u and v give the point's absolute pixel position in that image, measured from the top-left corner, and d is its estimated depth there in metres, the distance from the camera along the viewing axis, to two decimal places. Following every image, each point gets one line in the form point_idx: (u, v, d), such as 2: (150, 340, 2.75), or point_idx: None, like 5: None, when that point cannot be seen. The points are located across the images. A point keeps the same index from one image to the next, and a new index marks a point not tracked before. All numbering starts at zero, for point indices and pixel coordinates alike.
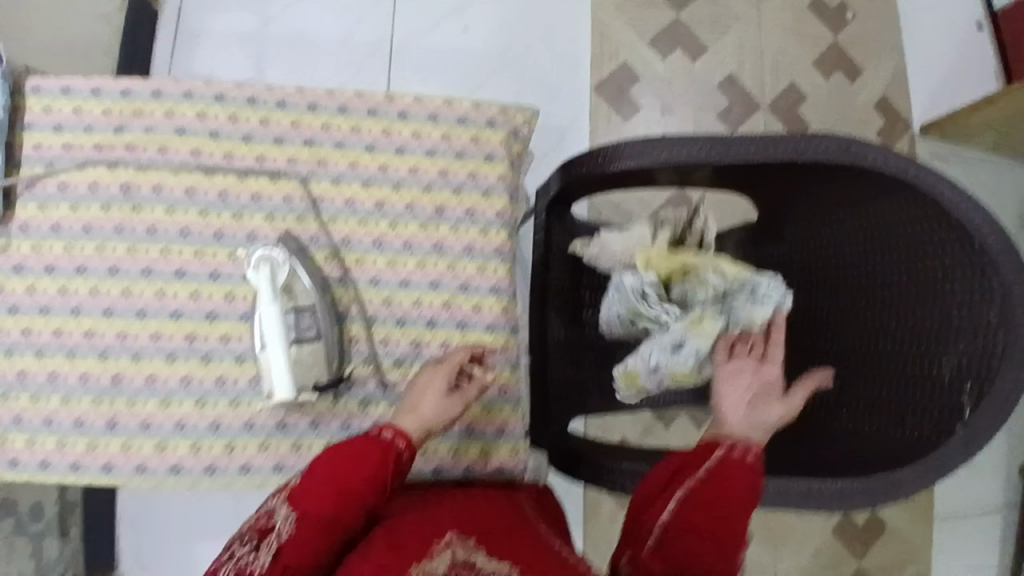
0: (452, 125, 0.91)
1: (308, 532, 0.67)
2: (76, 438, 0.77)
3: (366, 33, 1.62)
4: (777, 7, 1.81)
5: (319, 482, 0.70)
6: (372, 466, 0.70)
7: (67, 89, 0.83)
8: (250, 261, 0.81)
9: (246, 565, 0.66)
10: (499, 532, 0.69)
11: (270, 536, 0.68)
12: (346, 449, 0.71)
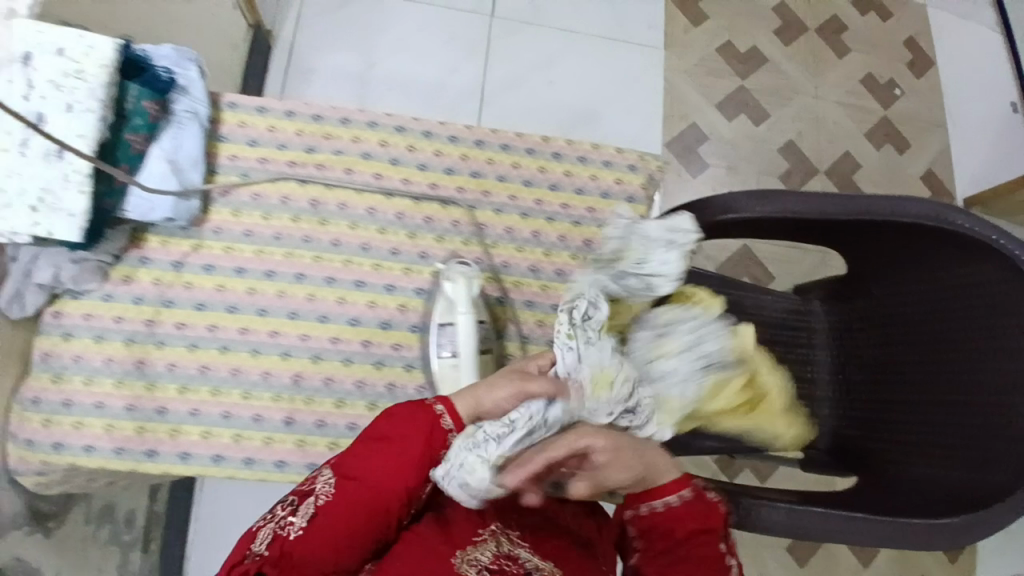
0: (599, 167, 0.98)
1: (352, 497, 0.63)
2: (253, 433, 0.83)
3: (461, 80, 1.73)
4: (833, 83, 1.96)
5: (368, 443, 0.66)
6: (428, 436, 0.66)
7: (262, 108, 0.91)
8: (448, 275, 0.87)
9: (283, 526, 0.61)
10: (539, 533, 0.69)
11: (310, 498, 0.63)
12: (403, 413, 0.68)
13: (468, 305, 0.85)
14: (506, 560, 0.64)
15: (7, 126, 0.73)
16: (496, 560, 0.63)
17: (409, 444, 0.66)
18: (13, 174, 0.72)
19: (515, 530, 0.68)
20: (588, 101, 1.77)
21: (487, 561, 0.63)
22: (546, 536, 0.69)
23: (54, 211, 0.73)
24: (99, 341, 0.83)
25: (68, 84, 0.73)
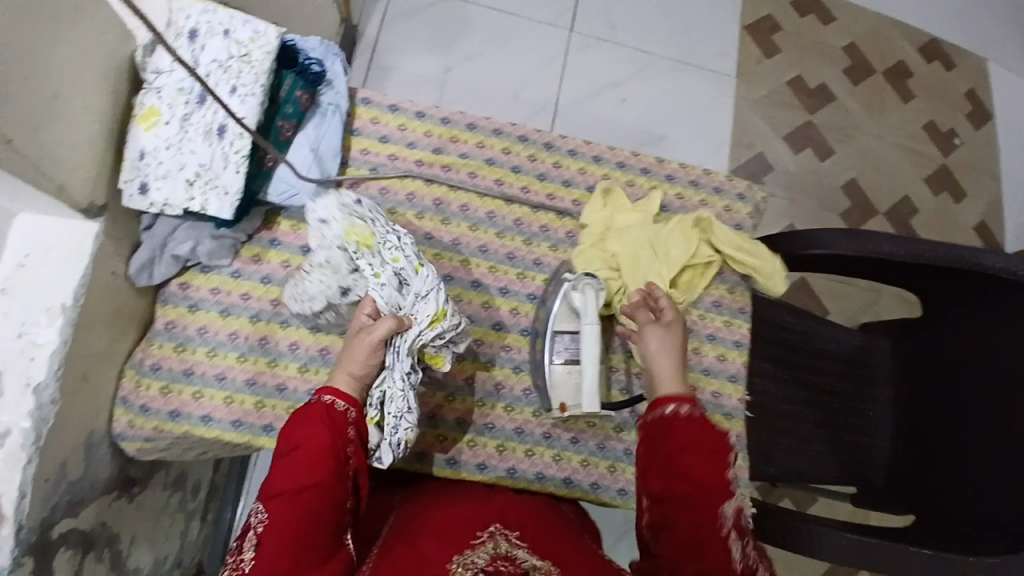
0: (710, 193, 1.02)
1: (285, 509, 0.66)
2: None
3: (534, 92, 1.69)
4: (894, 124, 1.92)
5: (280, 462, 0.70)
6: (326, 421, 0.73)
7: (395, 107, 0.98)
8: (576, 285, 0.87)
9: (236, 565, 0.64)
10: (532, 535, 0.72)
11: (250, 532, 0.66)
12: (293, 420, 0.73)
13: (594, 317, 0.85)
14: (502, 560, 0.64)
15: (170, 100, 0.75)
16: (491, 562, 0.63)
17: (311, 440, 0.71)
18: (174, 147, 0.75)
19: (510, 533, 0.71)
20: (659, 123, 1.73)
21: (483, 564, 0.63)
22: (538, 540, 0.71)
23: (210, 187, 0.77)
24: (224, 316, 0.88)
25: (234, 68, 0.77)
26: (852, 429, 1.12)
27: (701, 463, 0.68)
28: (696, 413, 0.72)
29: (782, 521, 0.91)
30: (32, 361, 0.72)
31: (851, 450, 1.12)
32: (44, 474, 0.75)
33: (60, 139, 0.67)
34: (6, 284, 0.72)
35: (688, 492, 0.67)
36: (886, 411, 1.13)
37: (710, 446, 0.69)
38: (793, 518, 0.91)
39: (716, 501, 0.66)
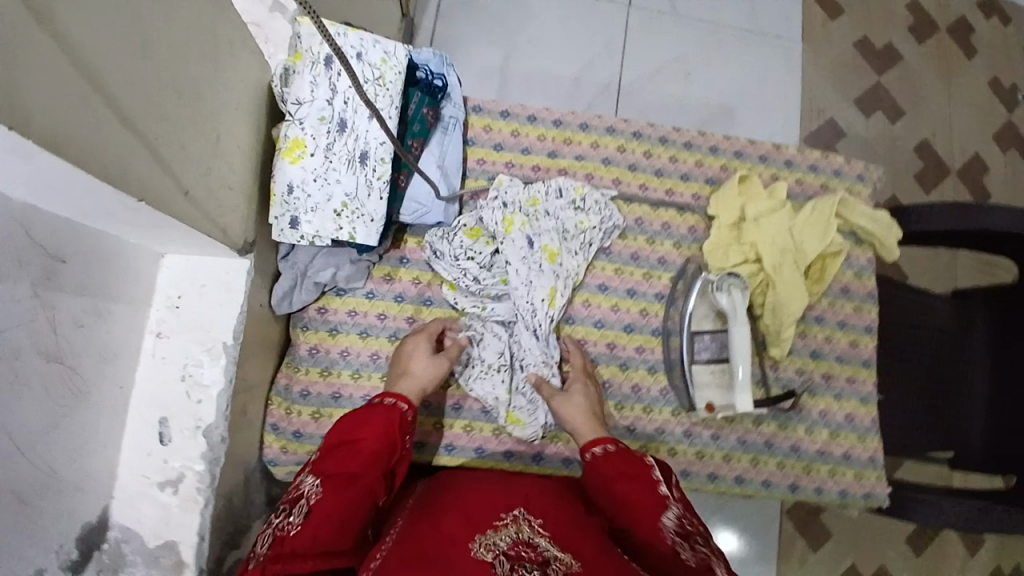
0: (830, 176, 1.02)
1: (338, 489, 0.65)
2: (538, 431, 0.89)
3: (596, 73, 1.64)
4: (966, 78, 1.82)
5: (334, 449, 0.69)
6: (389, 425, 0.71)
7: (507, 113, 0.96)
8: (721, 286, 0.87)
9: (282, 528, 0.62)
10: (557, 518, 0.68)
11: (300, 501, 0.64)
12: (352, 414, 0.72)
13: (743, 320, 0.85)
14: (525, 546, 0.62)
15: (313, 131, 0.75)
16: (513, 546, 0.61)
17: (370, 438, 0.70)
18: (321, 178, 0.75)
19: (535, 519, 0.67)
20: (726, 95, 1.68)
21: (506, 547, 0.62)
22: (564, 525, 0.67)
23: (357, 216, 0.76)
24: (364, 337, 0.88)
25: (371, 92, 0.76)
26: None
27: (629, 489, 0.71)
28: (626, 448, 0.75)
29: (898, 497, 0.88)
30: (198, 404, 0.75)
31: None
32: (217, 514, 0.77)
33: (223, 182, 0.67)
34: (165, 328, 0.75)
35: (625, 519, 0.70)
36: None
37: (624, 474, 0.72)
38: (908, 490, 0.87)
39: (652, 521, 0.68)
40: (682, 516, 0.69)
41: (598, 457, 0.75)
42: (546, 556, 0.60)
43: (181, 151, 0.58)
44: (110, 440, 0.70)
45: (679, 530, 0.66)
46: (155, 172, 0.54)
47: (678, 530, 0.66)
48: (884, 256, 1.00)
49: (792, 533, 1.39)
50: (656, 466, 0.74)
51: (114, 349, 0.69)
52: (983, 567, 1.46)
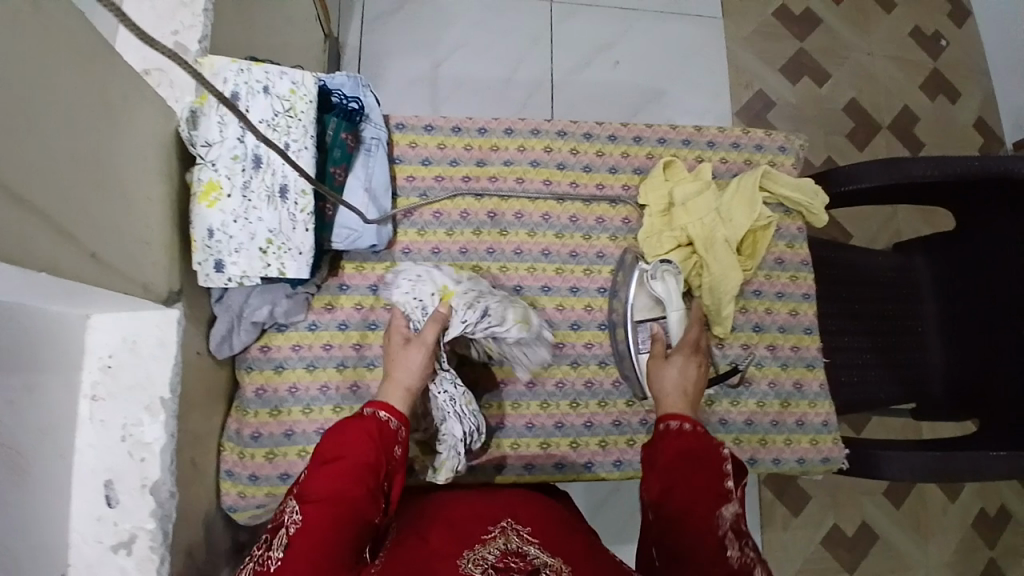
0: (753, 151, 1.04)
1: (318, 514, 0.64)
2: (499, 440, 0.89)
3: (527, 71, 1.64)
4: (883, 35, 1.87)
5: (316, 470, 0.67)
6: (370, 438, 0.69)
7: (430, 126, 0.96)
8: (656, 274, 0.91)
9: (263, 562, 0.63)
10: (545, 526, 0.69)
11: (282, 530, 0.64)
12: (333, 429, 0.70)
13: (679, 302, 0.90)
14: (513, 556, 0.62)
15: (227, 171, 0.74)
16: (502, 558, 0.62)
17: (351, 455, 0.68)
18: (242, 217, 0.74)
19: (523, 527, 0.68)
20: (655, 79, 1.70)
21: (494, 560, 0.62)
22: (552, 533, 0.68)
23: (284, 251, 0.75)
24: (311, 370, 0.87)
25: (282, 124, 0.75)
26: (904, 347, 1.12)
27: (688, 476, 0.71)
28: (697, 429, 0.75)
29: (860, 455, 0.96)
30: (143, 462, 0.73)
31: (907, 366, 1.12)
32: (177, 569, 0.75)
33: (139, 237, 0.65)
34: (100, 390, 0.73)
35: (674, 496, 0.71)
36: (933, 323, 1.13)
37: (686, 457, 0.73)
38: (874, 449, 0.95)
39: (708, 510, 0.69)
40: (738, 513, 0.71)
41: (671, 433, 0.75)
42: (536, 564, 0.61)
43: (87, 216, 0.56)
44: (56, 512, 0.68)
45: (733, 525, 0.69)
46: (58, 244, 0.52)
47: (731, 523, 0.69)
48: (815, 223, 1.03)
49: (771, 499, 1.44)
50: (728, 459, 0.74)
51: (47, 421, 0.67)
52: (955, 504, 1.53)
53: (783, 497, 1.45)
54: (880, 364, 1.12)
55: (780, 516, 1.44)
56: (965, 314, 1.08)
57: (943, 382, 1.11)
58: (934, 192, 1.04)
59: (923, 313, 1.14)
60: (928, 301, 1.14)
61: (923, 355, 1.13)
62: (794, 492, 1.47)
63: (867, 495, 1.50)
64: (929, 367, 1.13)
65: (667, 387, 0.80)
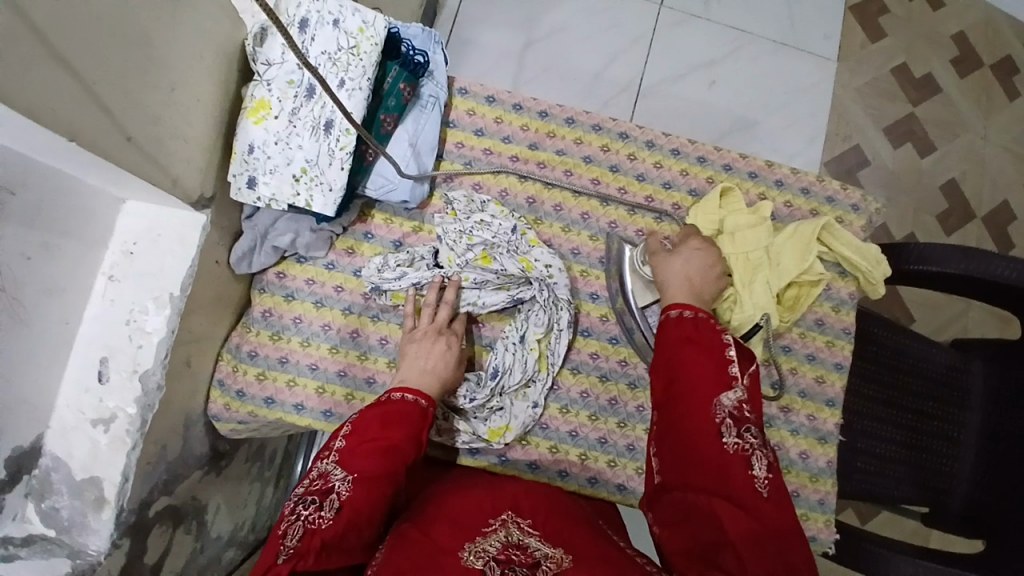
0: (822, 202, 0.97)
1: (366, 484, 0.66)
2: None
3: (617, 71, 1.60)
4: (1009, 119, 1.71)
5: (359, 445, 0.69)
6: (412, 424, 0.73)
7: (492, 98, 0.95)
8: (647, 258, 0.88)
9: (313, 521, 0.62)
10: (549, 517, 0.68)
11: (331, 495, 0.65)
12: (376, 411, 0.72)
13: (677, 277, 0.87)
14: (514, 548, 0.62)
15: (280, 93, 0.75)
16: (503, 550, 0.62)
17: (395, 434, 0.71)
18: (283, 141, 0.75)
19: (524, 520, 0.67)
20: (749, 108, 1.61)
21: (495, 552, 0.62)
22: (555, 519, 0.68)
23: (315, 183, 0.76)
24: (318, 307, 0.89)
25: (342, 61, 0.75)
26: (930, 450, 1.04)
27: (696, 357, 0.74)
28: (703, 317, 0.78)
29: (855, 546, 0.88)
30: (139, 348, 0.76)
31: (930, 471, 1.03)
32: (146, 458, 0.78)
33: (179, 133, 0.68)
34: (118, 271, 0.75)
35: (680, 381, 0.73)
36: (973, 436, 1.03)
37: (695, 340, 0.76)
38: (871, 543, 0.87)
39: (708, 399, 0.71)
40: (742, 401, 0.71)
41: (676, 319, 0.78)
42: (537, 557, 0.61)
43: (126, 96, 0.58)
44: (49, 373, 0.70)
45: (734, 412, 0.70)
46: (93, 116, 0.55)
47: (730, 410, 0.70)
48: (869, 293, 0.96)
49: None
50: (733, 346, 0.75)
51: (59, 283, 0.69)
52: None
53: None
54: (902, 462, 1.03)
55: None
56: (1006, 434, 0.98)
57: (962, 499, 1.01)
58: (1013, 296, 0.94)
59: (965, 421, 1.04)
60: (972, 412, 1.04)
61: (950, 466, 1.03)
62: None
63: None
64: (952, 479, 1.03)
65: (671, 273, 0.83)
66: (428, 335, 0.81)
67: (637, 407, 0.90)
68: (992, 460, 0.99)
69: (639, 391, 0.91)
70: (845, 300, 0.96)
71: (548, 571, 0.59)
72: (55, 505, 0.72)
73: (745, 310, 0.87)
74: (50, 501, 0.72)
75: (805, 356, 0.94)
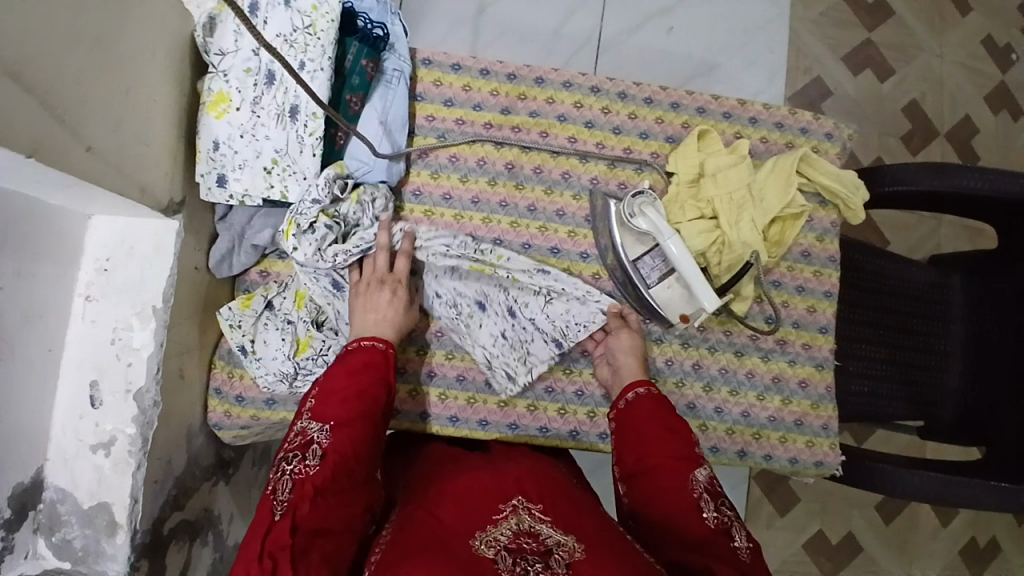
0: (796, 134, 0.98)
1: (347, 436, 0.65)
2: (486, 395, 0.88)
3: (573, 25, 1.56)
4: (959, 35, 1.73)
5: (329, 394, 0.69)
6: (375, 369, 0.72)
7: (458, 66, 0.92)
8: (632, 210, 0.84)
9: (300, 471, 0.62)
10: (556, 503, 0.67)
11: (311, 445, 0.64)
12: (341, 363, 0.71)
13: (669, 228, 0.83)
14: (525, 537, 0.61)
15: (238, 83, 0.73)
16: (515, 538, 0.61)
17: (361, 377, 0.70)
18: (249, 133, 0.73)
19: (534, 505, 0.66)
20: (708, 50, 1.60)
21: (506, 541, 0.60)
22: (562, 508, 0.67)
23: (289, 173, 0.75)
24: None
25: (300, 41, 0.73)
26: (920, 366, 1.06)
27: (662, 433, 0.73)
28: (657, 395, 0.78)
29: (855, 465, 0.93)
30: (129, 366, 0.74)
31: (919, 385, 1.06)
32: (153, 476, 0.76)
33: (138, 137, 0.65)
34: (94, 290, 0.73)
35: (647, 461, 0.72)
36: (958, 346, 1.06)
37: (657, 416, 0.75)
38: (870, 461, 0.91)
39: (681, 476, 0.69)
40: (710, 475, 0.71)
41: (635, 400, 0.77)
42: (549, 545, 0.60)
43: (79, 104, 0.55)
44: (40, 404, 0.68)
45: (708, 487, 0.69)
46: (49, 128, 0.51)
47: (705, 485, 0.69)
48: (850, 219, 0.97)
49: (759, 496, 1.42)
50: (691, 428, 0.75)
51: (38, 312, 0.66)
52: (946, 532, 1.49)
53: (772, 495, 1.43)
54: (892, 379, 1.06)
55: (765, 515, 1.42)
56: (998, 343, 1.02)
57: (953, 409, 1.05)
58: (983, 206, 0.96)
59: (949, 334, 1.07)
60: (956, 323, 1.07)
61: (939, 378, 1.06)
62: (784, 495, 1.44)
63: (856, 507, 1.46)
64: (942, 390, 1.06)
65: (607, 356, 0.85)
66: (371, 286, 0.78)
67: (638, 358, 0.91)
68: (976, 369, 1.04)
69: (640, 343, 0.91)
70: (827, 230, 0.98)
71: (560, 561, 0.58)
72: (68, 537, 0.70)
73: (732, 249, 0.88)
74: (62, 533, 0.70)
75: (795, 288, 0.96)
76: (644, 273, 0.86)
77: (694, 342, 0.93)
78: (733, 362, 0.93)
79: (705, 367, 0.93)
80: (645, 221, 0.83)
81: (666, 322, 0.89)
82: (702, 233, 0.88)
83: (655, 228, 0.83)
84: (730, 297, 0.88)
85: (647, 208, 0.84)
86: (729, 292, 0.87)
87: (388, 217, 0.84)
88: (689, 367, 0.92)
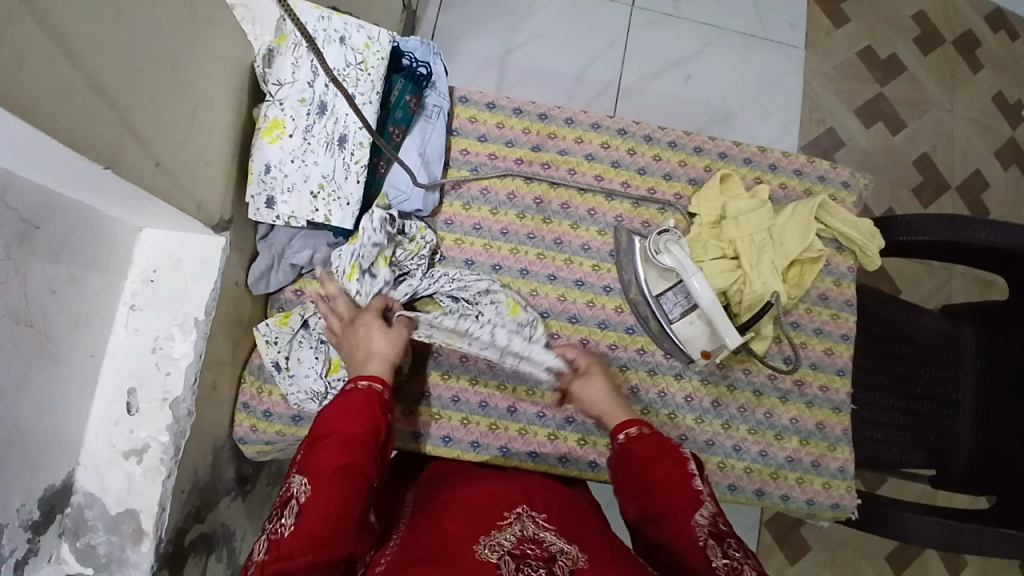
0: (814, 182, 1.02)
1: (329, 485, 0.64)
2: (508, 422, 0.90)
3: (597, 71, 1.63)
4: (969, 94, 1.79)
5: (314, 443, 0.68)
6: (367, 407, 0.70)
7: (493, 105, 0.97)
8: (658, 246, 0.87)
9: (275, 531, 0.62)
10: (561, 512, 0.69)
11: (291, 501, 0.64)
12: (335, 403, 0.70)
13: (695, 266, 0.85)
14: (530, 543, 0.62)
15: (293, 111, 0.78)
16: (519, 544, 0.61)
17: (350, 423, 0.68)
18: (299, 159, 0.78)
19: (539, 514, 0.67)
20: (726, 100, 1.66)
21: (511, 546, 0.61)
22: (568, 519, 0.68)
23: (333, 198, 0.79)
24: None
25: (352, 76, 0.77)
26: (933, 415, 1.07)
27: (662, 475, 0.71)
28: (649, 435, 0.76)
29: (872, 510, 0.92)
30: (167, 375, 0.76)
31: (934, 435, 1.06)
32: (180, 486, 0.77)
33: (198, 157, 0.69)
34: (139, 300, 0.76)
35: (652, 508, 0.70)
36: (968, 397, 1.07)
37: (652, 459, 0.73)
38: (884, 506, 0.91)
39: (685, 520, 0.68)
40: (716, 513, 0.68)
41: (629, 441, 0.76)
42: (553, 551, 0.61)
43: (151, 121, 0.59)
44: (79, 407, 0.70)
45: (713, 529, 0.66)
46: (123, 144, 0.55)
47: (710, 529, 0.66)
48: (866, 265, 1.00)
49: (771, 542, 1.41)
50: (691, 458, 0.73)
51: (86, 318, 0.69)
52: None
53: (784, 540, 1.41)
54: (906, 427, 1.07)
55: (776, 563, 1.40)
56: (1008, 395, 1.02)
57: (965, 459, 1.05)
58: (997, 257, 0.98)
59: (960, 385, 1.08)
60: (967, 374, 1.08)
61: (951, 427, 1.07)
62: (796, 542, 1.42)
63: (868, 559, 1.44)
64: (953, 439, 1.06)
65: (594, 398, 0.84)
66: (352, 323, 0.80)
67: (658, 392, 0.93)
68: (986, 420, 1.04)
69: (660, 378, 0.93)
70: (844, 276, 1.00)
71: (565, 567, 0.59)
72: (93, 542, 0.71)
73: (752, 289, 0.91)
74: (87, 538, 0.71)
75: (811, 330, 0.98)
76: (665, 307, 0.88)
77: (713, 378, 0.95)
78: (751, 401, 0.95)
79: (724, 405, 0.94)
80: (670, 257, 0.86)
81: (687, 358, 0.91)
82: (721, 273, 0.91)
83: (680, 264, 0.85)
84: (751, 336, 0.91)
85: (673, 245, 0.86)
86: (748, 331, 0.90)
87: (419, 233, 0.89)
88: (708, 404, 0.94)
